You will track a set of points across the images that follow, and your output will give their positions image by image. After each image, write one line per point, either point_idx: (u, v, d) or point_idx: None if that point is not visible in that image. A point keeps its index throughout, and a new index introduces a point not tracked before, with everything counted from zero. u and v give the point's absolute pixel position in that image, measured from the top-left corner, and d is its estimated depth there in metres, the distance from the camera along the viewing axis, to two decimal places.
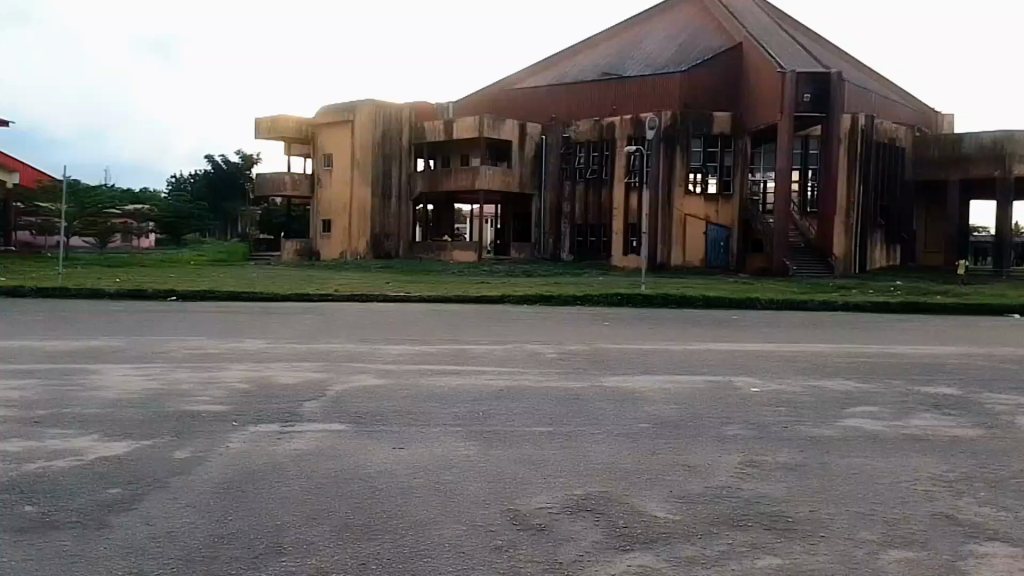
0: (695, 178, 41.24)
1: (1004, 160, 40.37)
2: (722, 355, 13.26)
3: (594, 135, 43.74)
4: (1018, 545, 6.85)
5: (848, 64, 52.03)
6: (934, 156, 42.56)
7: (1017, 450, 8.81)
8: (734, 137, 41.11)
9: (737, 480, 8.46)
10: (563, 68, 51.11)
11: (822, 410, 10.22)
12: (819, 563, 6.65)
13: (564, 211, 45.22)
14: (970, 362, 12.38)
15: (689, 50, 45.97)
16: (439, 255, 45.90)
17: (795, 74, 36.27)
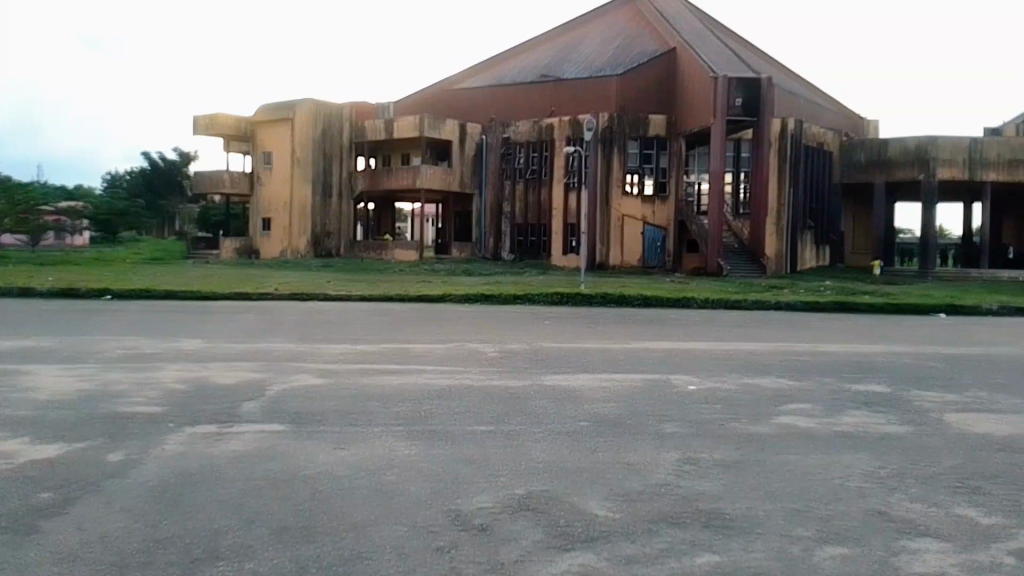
0: (632, 179, 41.55)
1: (928, 165, 39.48)
2: (661, 353, 13.41)
3: (533, 136, 43.97)
4: (947, 541, 7.03)
5: (779, 70, 53.15)
6: (861, 160, 42.43)
7: (946, 446, 9.07)
8: (669, 140, 41.84)
9: (676, 478, 8.56)
10: (501, 71, 50.84)
11: (756, 407, 10.40)
12: (757, 560, 6.75)
13: (505, 210, 45.42)
14: (896, 359, 12.74)
15: (626, 52, 46.34)
16: (381, 254, 45.95)
17: (726, 79, 36.21)
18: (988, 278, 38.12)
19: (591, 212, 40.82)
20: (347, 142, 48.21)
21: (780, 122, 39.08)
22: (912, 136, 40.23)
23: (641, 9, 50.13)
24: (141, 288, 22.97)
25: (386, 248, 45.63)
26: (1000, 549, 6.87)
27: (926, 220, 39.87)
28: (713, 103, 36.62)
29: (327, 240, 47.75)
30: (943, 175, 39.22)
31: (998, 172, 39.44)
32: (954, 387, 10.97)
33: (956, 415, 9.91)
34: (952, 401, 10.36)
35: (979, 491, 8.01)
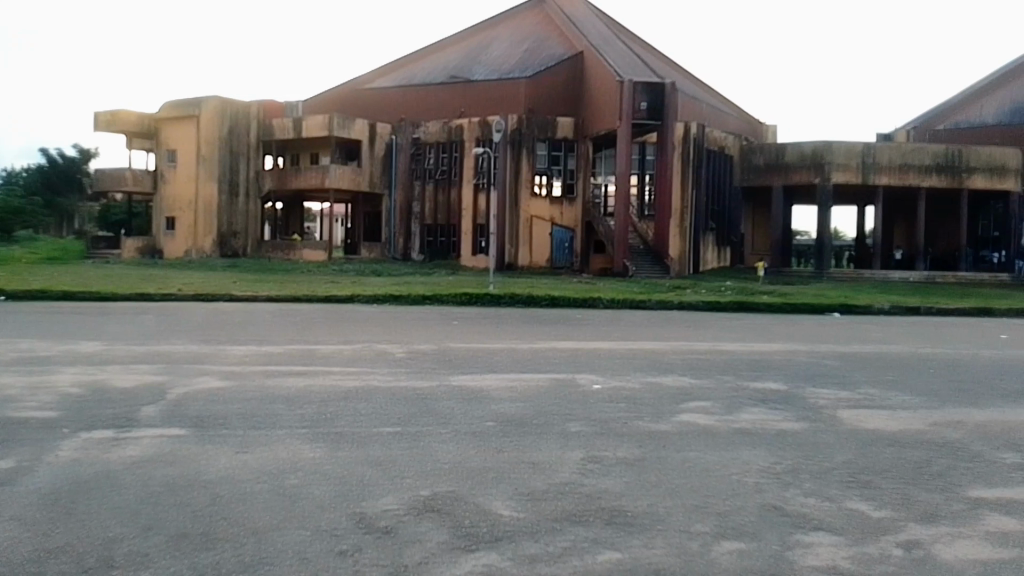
0: (540, 181, 41.73)
1: (823, 169, 40.71)
2: (567, 352, 13.55)
3: (443, 136, 44.11)
4: (839, 534, 7.21)
5: (683, 75, 53.73)
6: (760, 163, 43.13)
7: (843, 441, 9.29)
8: (576, 142, 42.01)
9: (579, 476, 8.60)
10: (412, 70, 50.20)
11: (659, 406, 10.52)
12: (656, 556, 6.82)
13: (415, 210, 45.41)
14: (796, 357, 13.10)
15: (535, 54, 45.79)
16: (288, 254, 45.48)
17: (631, 83, 36.84)
18: (881, 278, 39.53)
19: (500, 213, 41.01)
20: (254, 140, 47.20)
21: (684, 124, 39.70)
22: (808, 142, 41.32)
23: (551, 12, 49.79)
24: (37, 287, 22.35)
25: (294, 248, 45.20)
26: (889, 541, 7.06)
27: (820, 221, 41.11)
28: (620, 106, 37.13)
29: (233, 240, 46.83)
30: (838, 179, 40.57)
31: (889, 176, 40.74)
32: (852, 384, 11.31)
33: (848, 411, 10.21)
34: (845, 398, 10.66)
35: (869, 484, 8.22)
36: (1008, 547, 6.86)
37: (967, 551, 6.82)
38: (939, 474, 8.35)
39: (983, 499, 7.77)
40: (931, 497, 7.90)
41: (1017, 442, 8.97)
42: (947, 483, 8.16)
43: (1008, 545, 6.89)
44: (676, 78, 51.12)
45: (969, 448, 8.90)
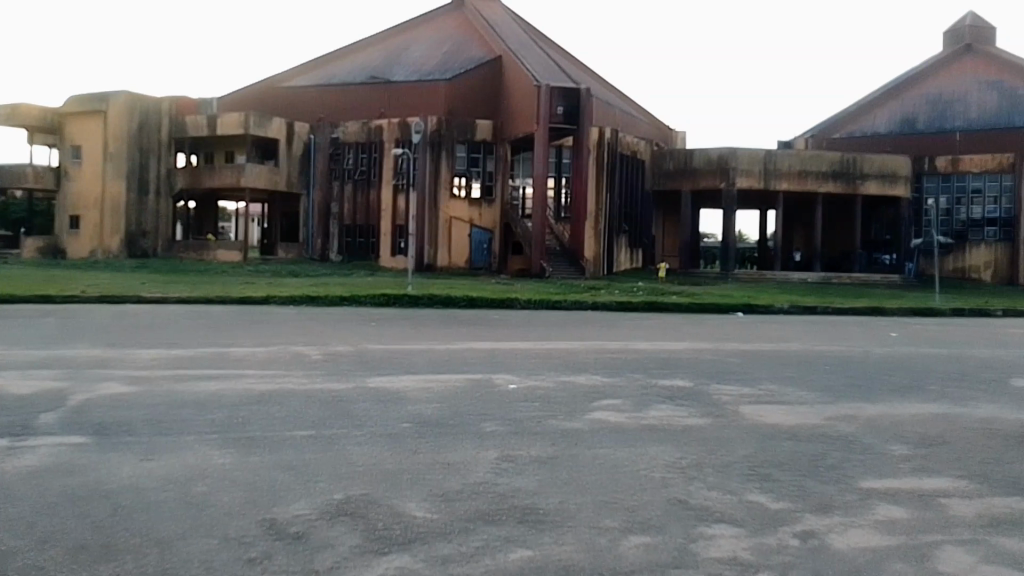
0: (460, 182, 41.77)
1: (729, 174, 42.20)
2: (483, 353, 13.68)
3: (362, 137, 43.67)
4: (740, 526, 7.52)
5: (601, 83, 54.80)
6: (669, 168, 43.93)
7: (746, 436, 9.67)
8: (495, 144, 42.11)
9: (494, 475, 8.69)
10: (331, 70, 49.29)
11: (573, 404, 10.73)
12: (566, 553, 6.98)
13: (333, 211, 44.79)
14: (704, 355, 13.60)
15: (456, 56, 45.79)
16: (200, 254, 44.17)
17: (549, 88, 37.42)
18: (781, 279, 41.21)
19: (419, 213, 41.06)
20: (165, 138, 45.54)
21: (598, 130, 39.24)
22: (714, 147, 42.71)
23: (469, 16, 49.30)
24: None
25: (207, 248, 44.00)
26: (786, 532, 7.40)
27: (726, 225, 42.60)
28: (536, 110, 37.68)
29: (143, 240, 45.12)
30: (742, 183, 42.16)
31: (789, 181, 42.63)
32: (753, 381, 11.82)
33: (751, 407, 10.64)
34: (746, 395, 11.12)
35: (768, 477, 8.58)
36: (893, 534, 7.29)
37: (857, 540, 7.21)
38: (833, 466, 8.78)
39: (873, 489, 8.21)
40: (826, 487, 8.31)
41: (904, 435, 9.53)
42: (841, 474, 8.58)
43: (894, 533, 7.32)
44: (593, 84, 51.94)
45: (861, 441, 9.41)
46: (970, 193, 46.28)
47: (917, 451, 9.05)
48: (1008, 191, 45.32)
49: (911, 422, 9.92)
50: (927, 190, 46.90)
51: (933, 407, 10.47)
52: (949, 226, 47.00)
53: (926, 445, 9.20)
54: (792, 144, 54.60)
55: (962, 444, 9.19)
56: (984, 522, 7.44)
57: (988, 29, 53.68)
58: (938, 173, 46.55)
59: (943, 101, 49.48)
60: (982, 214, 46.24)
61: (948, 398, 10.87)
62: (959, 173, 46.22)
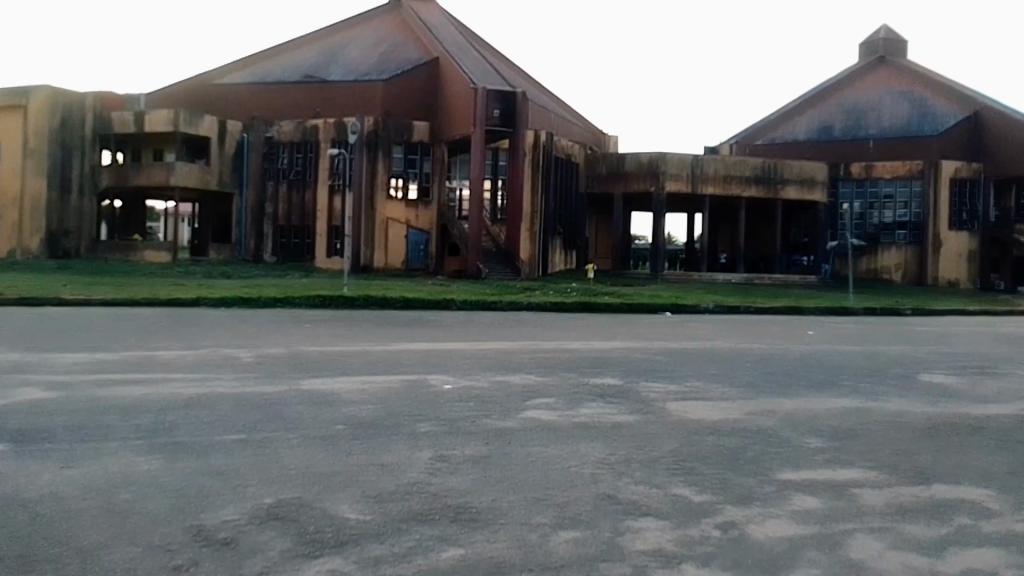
0: (397, 183, 41.53)
1: (659, 177, 43.52)
2: (416, 354, 13.74)
3: (297, 137, 43.11)
4: (666, 519, 7.78)
5: (537, 87, 55.44)
6: (603, 172, 44.81)
7: (674, 432, 9.97)
8: (432, 146, 42.04)
9: (427, 476, 8.74)
10: (265, 68, 48.38)
11: (506, 403, 10.90)
12: (497, 550, 7.09)
13: (267, 211, 44.06)
14: (634, 354, 13.97)
15: (393, 55, 45.57)
16: (128, 254, 42.86)
17: (485, 90, 37.60)
18: (707, 279, 42.58)
19: (355, 214, 40.71)
20: (90, 134, 43.94)
21: (533, 133, 39.65)
22: (645, 152, 43.96)
23: (405, 17, 48.72)
24: None
25: (134, 248, 42.76)
26: (708, 524, 7.70)
27: (656, 227, 43.68)
28: (473, 113, 37.80)
29: (65, 240, 43.85)
30: (671, 187, 43.55)
31: (714, 186, 44.14)
32: (680, 377, 12.23)
33: (678, 403, 10.99)
34: (674, 391, 11.49)
35: (693, 471, 8.89)
36: (808, 523, 7.67)
37: (775, 529, 7.55)
38: (754, 459, 9.16)
39: (791, 480, 8.61)
40: (746, 480, 8.66)
41: (819, 428, 10.00)
42: (761, 467, 8.97)
43: (808, 522, 7.70)
44: (527, 87, 52.37)
45: (779, 435, 9.84)
46: (882, 198, 48.05)
47: (832, 443, 9.52)
48: (917, 197, 47.44)
49: (826, 416, 10.43)
50: (842, 195, 48.45)
51: (847, 401, 11.03)
52: (863, 230, 48.53)
53: (838, 438, 9.69)
54: (717, 150, 56.56)
55: (871, 436, 9.72)
56: (891, 510, 7.90)
57: (900, 43, 56.55)
58: (853, 179, 48.30)
59: (857, 112, 52.18)
60: (893, 219, 48.05)
61: (859, 393, 11.48)
62: (872, 179, 48.01)
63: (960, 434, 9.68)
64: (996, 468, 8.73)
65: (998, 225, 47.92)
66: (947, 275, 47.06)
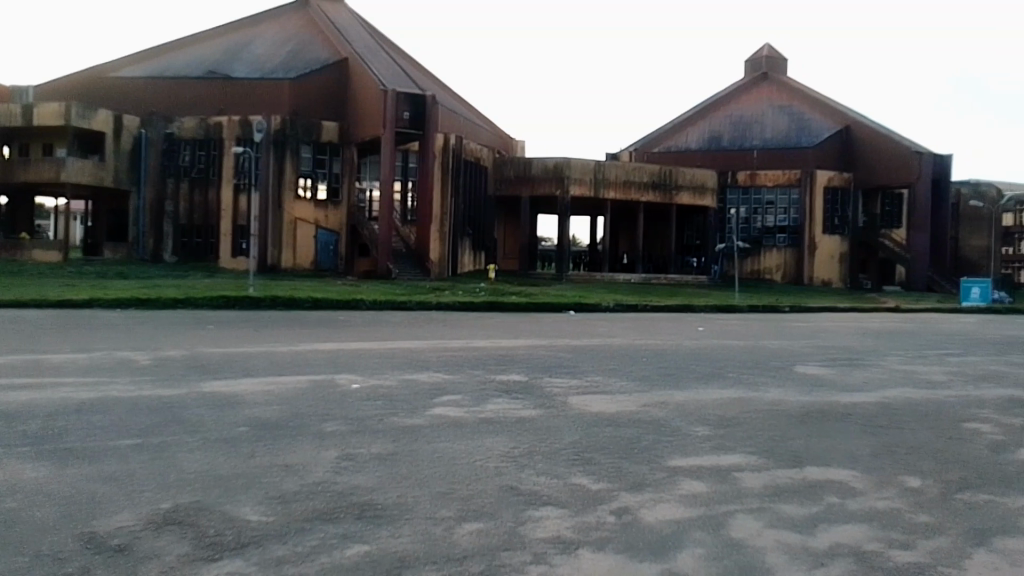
0: (305, 183, 40.74)
1: (563, 182, 44.34)
2: (323, 353, 13.72)
3: (200, 133, 41.80)
4: (564, 508, 8.18)
5: (446, 90, 55.89)
6: (510, 176, 45.35)
7: (574, 424, 10.44)
8: (341, 146, 41.47)
9: (332, 474, 8.81)
10: (164, 62, 46.65)
11: (413, 401, 11.10)
12: (401, 545, 7.25)
13: (167, 210, 42.41)
14: (538, 351, 14.46)
15: (300, 52, 44.91)
16: (13, 254, 40.06)
17: (395, 92, 37.58)
18: (609, 279, 43.96)
19: (262, 214, 39.64)
20: None
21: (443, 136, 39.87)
22: (551, 157, 44.71)
23: (313, 15, 47.67)
24: None
25: (20, 247, 39.96)
26: (604, 510, 8.15)
27: (562, 230, 44.64)
28: (383, 115, 37.68)
29: None
30: (575, 192, 44.45)
31: (614, 191, 45.36)
32: (580, 372, 12.80)
33: (578, 397, 11.49)
34: (575, 386, 12.00)
35: (591, 460, 9.36)
36: (694, 507, 8.25)
37: (664, 513, 8.09)
38: (647, 448, 9.73)
39: (681, 467, 9.21)
40: (640, 468, 9.20)
41: (707, 417, 10.72)
42: (653, 455, 9.54)
43: (695, 505, 8.29)
44: (437, 90, 52.66)
45: (670, 424, 10.48)
46: (765, 205, 51.15)
47: (717, 431, 10.22)
48: (795, 204, 50.57)
49: (713, 406, 11.17)
50: (729, 201, 51.62)
51: (733, 392, 11.84)
52: (748, 234, 51.57)
53: (724, 426, 10.42)
54: (619, 156, 58.54)
55: (754, 423, 10.51)
56: (768, 491, 8.61)
57: (780, 61, 60.55)
58: (739, 187, 51.47)
59: (744, 122, 55.49)
60: (774, 223, 51.16)
61: (744, 384, 12.34)
62: (755, 187, 51.15)
63: (830, 420, 10.62)
64: (859, 450, 9.65)
65: (865, 229, 51.59)
66: (821, 276, 50.44)
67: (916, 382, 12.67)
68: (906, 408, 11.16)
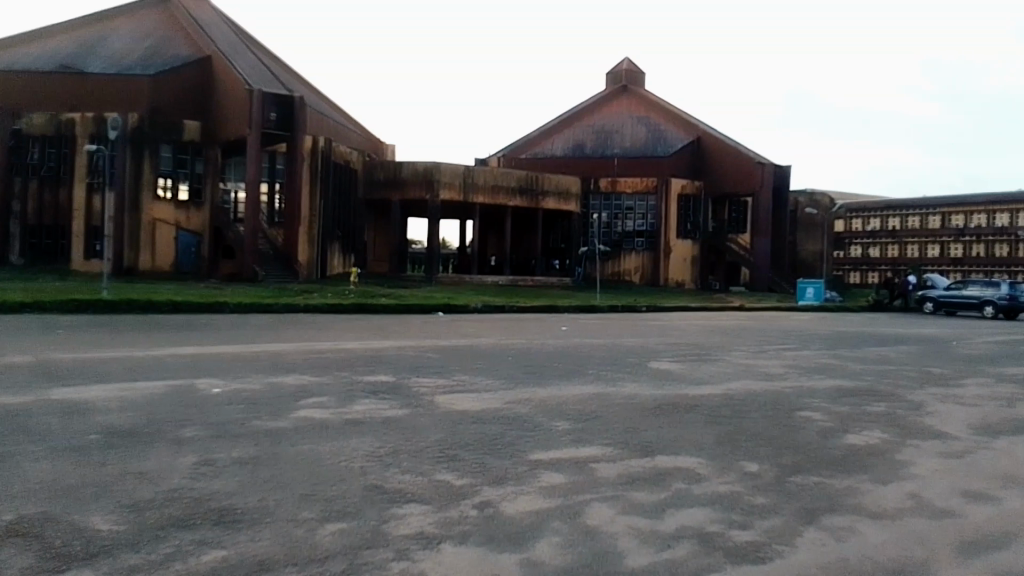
0: (164, 183, 39.41)
1: (433, 186, 44.56)
2: (184, 358, 13.35)
3: (50, 130, 39.46)
4: (427, 504, 8.29)
5: (316, 92, 55.07)
6: (379, 178, 45.23)
7: (437, 422, 10.69)
8: (205, 146, 40.20)
9: (191, 480, 8.55)
10: (10, 55, 43.49)
11: (277, 404, 11.03)
12: (262, 548, 7.06)
13: (14, 209, 39.77)
14: (405, 352, 14.70)
15: (163, 47, 42.90)
16: None
17: (261, 93, 36.91)
18: (477, 283, 44.34)
19: (116, 214, 38.00)
20: None
21: (312, 138, 39.85)
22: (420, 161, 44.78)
23: (175, 11, 45.06)
24: None
25: None
26: (467, 505, 8.34)
27: (432, 232, 44.87)
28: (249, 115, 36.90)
29: None
30: (445, 195, 44.83)
31: (483, 196, 46.26)
32: (447, 372, 13.17)
33: (444, 396, 11.82)
34: (441, 385, 12.32)
35: (455, 458, 9.59)
36: (554, 497, 8.60)
37: (525, 505, 8.37)
38: (509, 443, 10.09)
39: (542, 460, 9.62)
40: (503, 463, 9.52)
41: (566, 412, 11.25)
42: (515, 450, 9.90)
43: (554, 496, 8.65)
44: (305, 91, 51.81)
45: (533, 420, 10.91)
46: (625, 210, 53.37)
47: (576, 425, 10.73)
48: (653, 210, 53.14)
49: (572, 401, 11.74)
50: (593, 206, 53.61)
51: (590, 387, 12.47)
52: (609, 238, 53.68)
53: (583, 419, 10.97)
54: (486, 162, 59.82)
55: (608, 416, 11.11)
56: (622, 480, 9.11)
57: (638, 74, 63.22)
58: (601, 193, 53.49)
59: (606, 132, 57.75)
60: (633, 228, 53.50)
61: (602, 379, 13.02)
62: (617, 193, 53.26)
63: (679, 411, 11.39)
64: (705, 439, 10.37)
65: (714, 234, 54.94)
66: (675, 278, 53.59)
67: (757, 374, 13.79)
68: (747, 399, 12.11)
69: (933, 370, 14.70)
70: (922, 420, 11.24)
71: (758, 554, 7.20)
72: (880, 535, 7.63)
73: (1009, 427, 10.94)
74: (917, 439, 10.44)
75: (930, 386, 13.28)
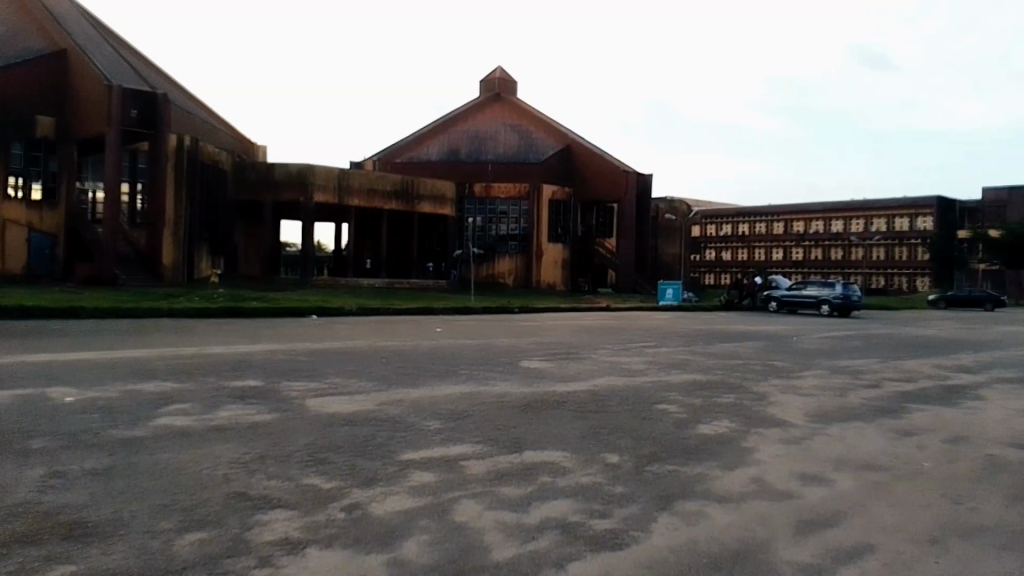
0: (15, 182, 36.79)
1: (307, 188, 43.55)
2: (34, 366, 12.64)
3: None
4: (294, 509, 8.23)
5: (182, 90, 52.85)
6: (250, 179, 43.95)
7: (306, 426, 10.68)
8: (60, 143, 37.92)
9: (37, 494, 8.13)
10: None
11: (136, 412, 10.68)
12: (114, 560, 6.81)
13: None
14: (278, 356, 14.56)
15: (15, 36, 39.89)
16: None
17: (120, 89, 35.07)
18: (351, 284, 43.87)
19: None
20: None
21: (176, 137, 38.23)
22: (294, 163, 43.81)
23: None
24: None
25: None
26: (334, 508, 8.32)
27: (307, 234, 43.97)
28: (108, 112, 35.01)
29: None
30: (319, 198, 43.99)
31: (359, 199, 45.83)
32: (321, 375, 13.16)
33: (314, 400, 11.80)
34: (311, 388, 12.32)
35: (324, 461, 9.62)
36: (423, 496, 8.77)
37: (393, 504, 8.48)
38: (380, 445, 10.22)
39: (411, 460, 9.80)
40: (375, 463, 9.64)
41: (438, 411, 11.53)
42: (386, 450, 10.05)
43: (423, 494, 8.83)
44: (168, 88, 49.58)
45: (403, 420, 11.11)
46: (499, 214, 54.14)
47: (447, 424, 11.03)
48: (525, 214, 54.23)
49: (443, 401, 12.04)
50: (466, 211, 53.97)
51: (459, 387, 12.80)
52: (483, 242, 54.14)
53: (454, 419, 11.27)
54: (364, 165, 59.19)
55: (477, 415, 11.45)
56: (490, 476, 9.44)
57: (512, 84, 65.30)
58: (475, 197, 53.83)
59: (479, 139, 58.82)
60: (507, 231, 54.31)
61: (473, 378, 13.41)
62: (490, 198, 53.86)
63: (544, 409, 11.86)
64: (571, 434, 10.87)
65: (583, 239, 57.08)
66: (547, 280, 54.68)
67: (621, 370, 14.59)
68: (611, 394, 12.76)
69: (778, 363, 16.06)
70: (767, 410, 12.24)
71: (614, 541, 7.62)
72: (726, 518, 8.24)
73: (841, 414, 12.13)
74: (762, 427, 11.37)
75: (775, 377, 14.51)
